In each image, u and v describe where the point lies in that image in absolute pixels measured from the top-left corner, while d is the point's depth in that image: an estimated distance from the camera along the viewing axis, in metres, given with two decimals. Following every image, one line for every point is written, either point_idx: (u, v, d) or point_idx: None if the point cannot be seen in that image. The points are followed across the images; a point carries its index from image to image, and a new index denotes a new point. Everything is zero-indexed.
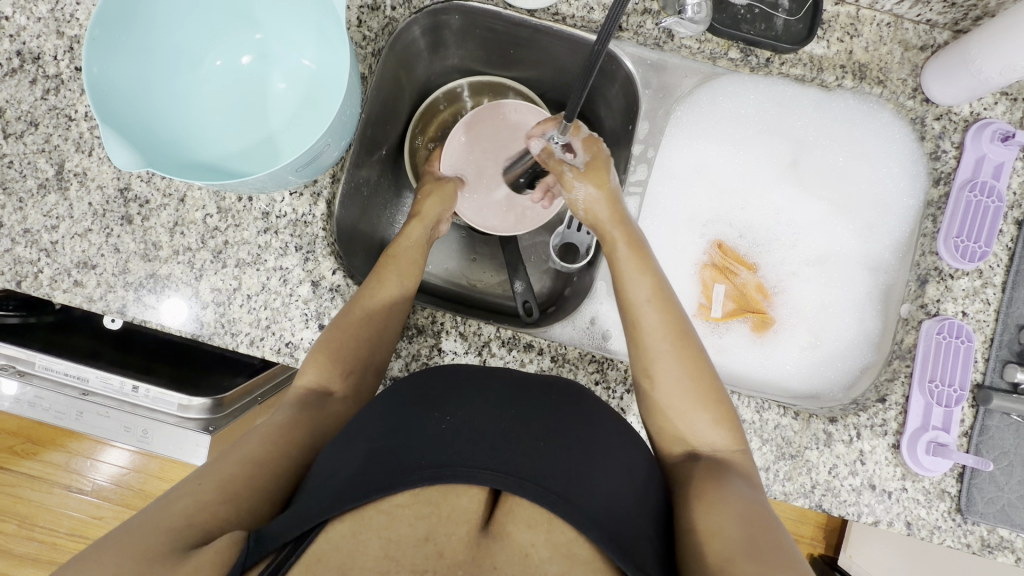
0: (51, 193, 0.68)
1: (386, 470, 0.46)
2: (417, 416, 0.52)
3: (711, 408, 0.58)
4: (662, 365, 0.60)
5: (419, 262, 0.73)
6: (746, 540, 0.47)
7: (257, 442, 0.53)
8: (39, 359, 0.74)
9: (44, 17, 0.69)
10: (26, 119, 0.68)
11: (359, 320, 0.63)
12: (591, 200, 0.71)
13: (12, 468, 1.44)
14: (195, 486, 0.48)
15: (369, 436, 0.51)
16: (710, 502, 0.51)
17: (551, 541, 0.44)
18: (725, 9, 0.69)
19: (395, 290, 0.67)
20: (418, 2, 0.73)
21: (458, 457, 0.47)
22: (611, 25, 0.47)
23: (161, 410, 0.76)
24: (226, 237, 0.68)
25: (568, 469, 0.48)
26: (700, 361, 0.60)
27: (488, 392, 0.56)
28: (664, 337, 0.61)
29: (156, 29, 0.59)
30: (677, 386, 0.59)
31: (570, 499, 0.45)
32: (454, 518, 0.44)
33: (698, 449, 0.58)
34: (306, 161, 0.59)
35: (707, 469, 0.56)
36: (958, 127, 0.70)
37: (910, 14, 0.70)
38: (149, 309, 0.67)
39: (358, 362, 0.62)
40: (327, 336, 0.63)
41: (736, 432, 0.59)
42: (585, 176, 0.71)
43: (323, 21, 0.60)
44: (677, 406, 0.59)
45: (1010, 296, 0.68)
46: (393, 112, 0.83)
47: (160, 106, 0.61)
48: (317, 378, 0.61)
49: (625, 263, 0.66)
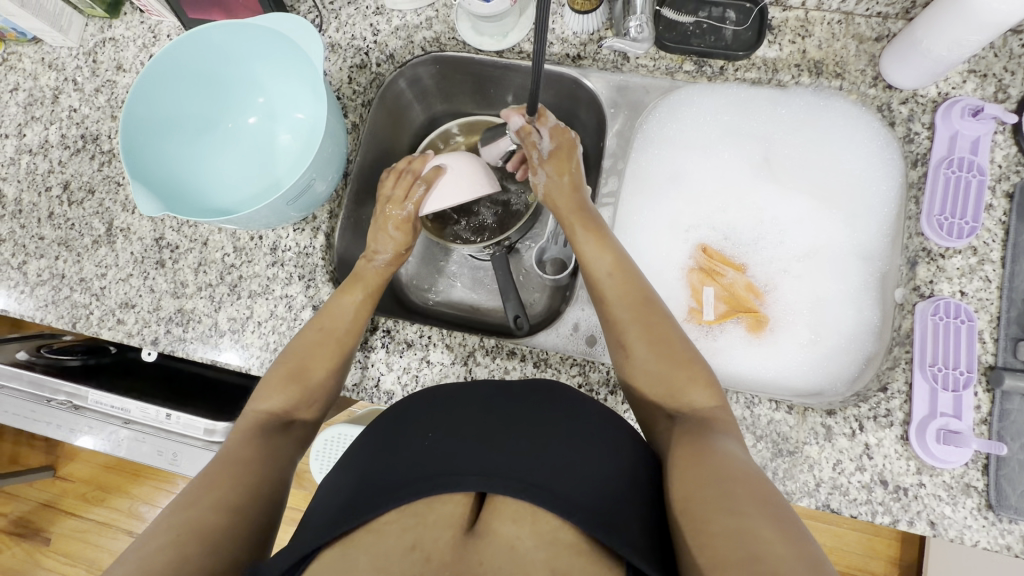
0: (102, 247, 0.80)
1: (372, 492, 0.45)
2: (401, 432, 0.51)
3: (683, 367, 0.56)
4: (630, 336, 0.59)
5: (378, 291, 0.73)
6: (727, 496, 0.44)
7: (224, 485, 0.51)
8: (92, 393, 0.85)
9: (103, 106, 0.85)
10: (86, 188, 0.82)
11: (330, 350, 0.66)
12: (551, 185, 0.73)
13: (83, 514, 1.57)
14: (168, 530, 0.46)
15: (356, 464, 0.50)
16: (687, 472, 0.48)
17: (537, 531, 0.42)
18: (674, 28, 0.75)
19: (357, 317, 0.70)
20: (400, 58, 0.83)
21: (444, 465, 0.45)
22: (541, 28, 0.52)
23: (190, 435, 0.83)
24: (240, 272, 0.77)
25: (551, 460, 0.45)
26: (664, 324, 0.59)
27: (468, 397, 0.54)
28: (627, 307, 0.61)
29: (182, 103, 0.71)
30: (649, 351, 0.57)
31: (553, 488, 0.43)
32: (438, 525, 0.43)
33: (681, 412, 0.55)
34: (296, 195, 0.69)
35: (683, 430, 0.52)
36: (927, 108, 0.71)
37: (860, 10, 0.73)
38: (176, 340, 0.76)
39: (323, 389, 0.65)
40: (293, 362, 0.65)
41: (715, 389, 0.55)
42: (549, 164, 0.73)
43: (315, 80, 0.70)
44: (651, 373, 0.57)
45: (1012, 271, 0.65)
46: (392, 155, 0.92)
47: (185, 165, 0.74)
48: (282, 404, 0.62)
49: (585, 248, 0.67)
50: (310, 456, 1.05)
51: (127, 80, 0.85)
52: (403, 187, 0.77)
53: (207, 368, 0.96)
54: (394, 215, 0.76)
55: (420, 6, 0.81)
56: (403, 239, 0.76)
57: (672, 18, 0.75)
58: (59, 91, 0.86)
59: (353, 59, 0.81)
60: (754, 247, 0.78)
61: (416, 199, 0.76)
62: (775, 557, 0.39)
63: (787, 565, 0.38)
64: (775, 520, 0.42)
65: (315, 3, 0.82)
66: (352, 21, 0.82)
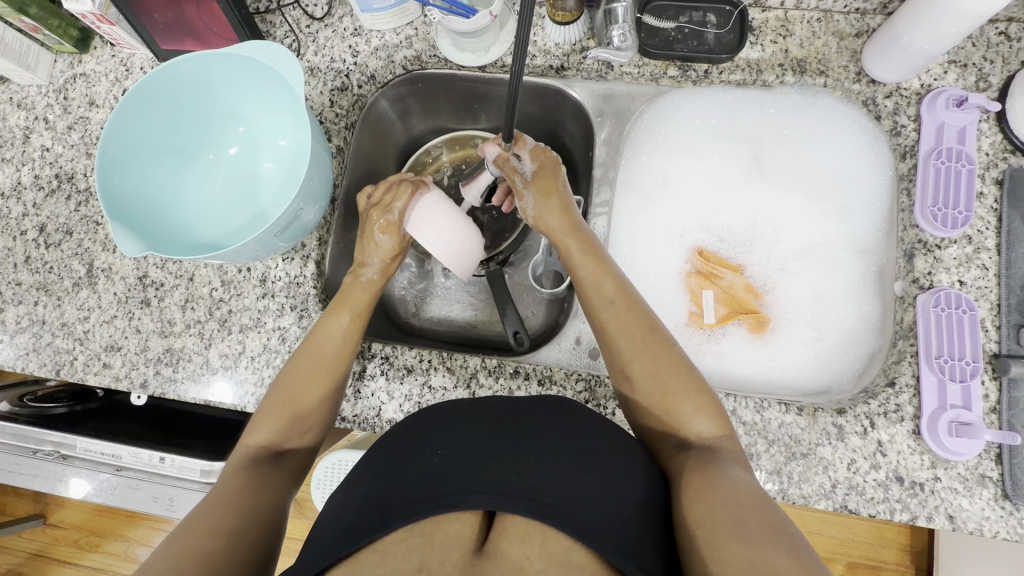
0: (83, 289, 0.77)
1: (379, 512, 0.42)
2: (410, 449, 0.48)
3: (691, 398, 0.53)
4: (634, 365, 0.56)
5: (367, 311, 0.66)
6: (741, 524, 0.43)
7: (220, 514, 0.49)
8: (80, 441, 0.82)
9: (76, 143, 0.82)
10: (63, 229, 0.79)
11: (320, 376, 0.61)
12: (541, 210, 0.68)
13: (78, 561, 1.51)
14: (164, 559, 0.44)
15: (355, 490, 0.47)
16: (699, 497, 0.46)
17: (546, 551, 0.39)
18: (656, 34, 0.75)
19: (348, 341, 0.64)
20: (382, 78, 0.82)
21: (453, 482, 0.43)
22: (520, 71, 0.52)
23: (187, 477, 0.80)
24: (230, 307, 0.75)
25: (564, 476, 0.43)
26: (670, 352, 0.56)
27: (477, 409, 0.51)
28: (630, 338, 0.57)
29: (157, 136, 0.69)
30: (655, 383, 0.54)
31: (563, 507, 0.41)
32: (446, 545, 0.40)
33: (685, 440, 0.53)
34: (285, 225, 0.67)
35: (689, 456, 0.51)
36: (911, 100, 0.71)
37: (838, 7, 0.73)
38: (166, 382, 0.73)
39: (317, 417, 0.61)
40: (286, 387, 0.60)
41: (722, 418, 0.53)
42: (533, 187, 0.69)
43: (299, 110, 0.69)
44: (655, 403, 0.54)
45: (1008, 258, 0.65)
46: (379, 177, 0.90)
47: (163, 200, 0.71)
48: (278, 433, 0.58)
49: (585, 275, 0.62)
50: (312, 486, 1.02)
51: (101, 116, 0.83)
52: (391, 195, 0.71)
53: (203, 407, 0.91)
54: (377, 222, 0.70)
55: (398, 25, 0.80)
56: (391, 245, 0.70)
57: (653, 24, 0.75)
58: (30, 131, 0.83)
59: (333, 81, 0.80)
60: (750, 248, 0.78)
61: (402, 205, 0.70)
62: None
63: None
64: (789, 549, 0.41)
65: (292, 27, 0.81)
66: (330, 43, 0.81)
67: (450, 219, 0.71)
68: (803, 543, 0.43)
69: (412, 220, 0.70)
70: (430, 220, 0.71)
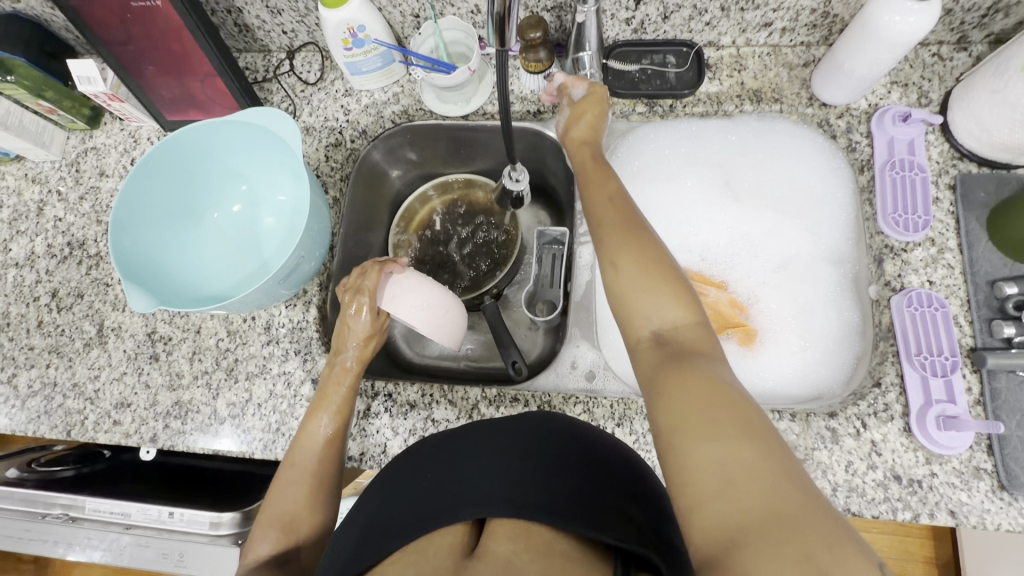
0: (94, 348, 0.80)
1: (377, 537, 0.44)
2: (403, 477, 0.50)
3: (669, 290, 0.51)
4: (623, 255, 0.53)
5: (352, 394, 0.68)
6: (711, 421, 0.43)
7: None
8: (89, 501, 0.82)
9: (87, 211, 0.87)
10: (74, 293, 0.83)
11: (310, 473, 0.61)
12: (571, 122, 0.70)
13: None
14: None
15: (358, 517, 0.49)
16: (669, 402, 0.46)
17: (530, 544, 0.41)
18: (623, 77, 0.82)
19: (332, 440, 0.64)
20: (373, 132, 0.88)
21: (442, 501, 0.45)
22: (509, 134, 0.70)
23: (195, 531, 0.80)
24: (236, 356, 0.77)
25: (544, 475, 0.44)
26: (646, 238, 0.54)
27: (461, 429, 0.53)
28: (619, 233, 0.55)
29: (161, 201, 0.74)
30: (639, 273, 0.52)
31: (542, 501, 0.42)
32: (439, 555, 0.42)
33: (661, 334, 0.51)
34: (286, 274, 0.71)
35: (665, 354, 0.49)
36: (862, 119, 0.78)
37: (785, 42, 0.81)
38: (176, 435, 0.75)
39: (314, 510, 0.59)
40: (279, 486, 0.60)
41: (695, 308, 0.51)
42: (576, 107, 0.70)
43: (296, 170, 0.75)
44: (635, 296, 0.52)
45: (971, 257, 0.70)
46: (374, 223, 0.94)
47: (167, 259, 0.75)
48: (279, 536, 0.57)
49: (590, 184, 0.62)
50: None
51: (110, 185, 0.88)
52: (362, 277, 0.69)
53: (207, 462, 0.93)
54: (350, 307, 0.68)
55: (386, 84, 0.87)
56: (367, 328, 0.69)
57: (619, 68, 0.82)
58: (44, 203, 0.88)
59: (328, 138, 0.87)
60: (731, 265, 0.82)
61: (372, 284, 0.68)
62: (753, 481, 0.39)
63: (771, 485, 0.38)
64: (760, 441, 0.41)
65: (288, 92, 0.89)
66: (324, 105, 0.88)
67: (426, 292, 0.71)
68: (776, 438, 0.42)
69: (386, 299, 0.69)
70: (405, 297, 0.70)
